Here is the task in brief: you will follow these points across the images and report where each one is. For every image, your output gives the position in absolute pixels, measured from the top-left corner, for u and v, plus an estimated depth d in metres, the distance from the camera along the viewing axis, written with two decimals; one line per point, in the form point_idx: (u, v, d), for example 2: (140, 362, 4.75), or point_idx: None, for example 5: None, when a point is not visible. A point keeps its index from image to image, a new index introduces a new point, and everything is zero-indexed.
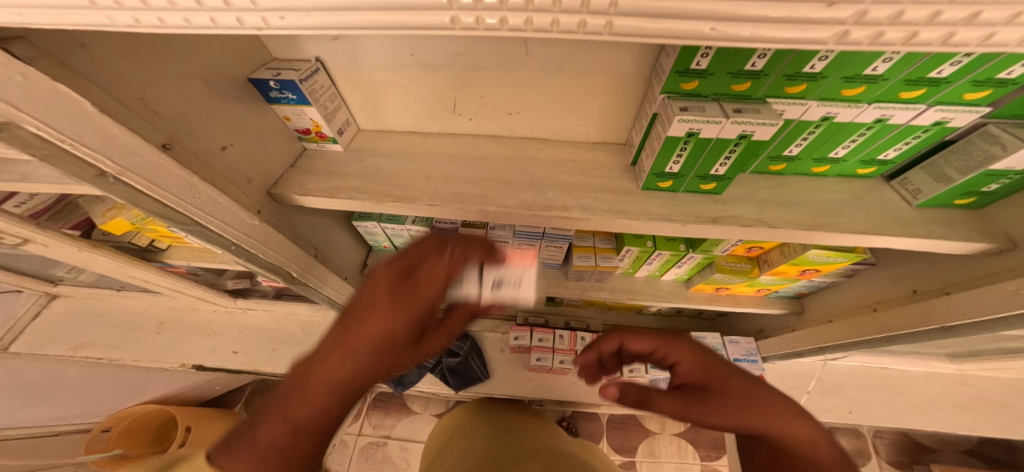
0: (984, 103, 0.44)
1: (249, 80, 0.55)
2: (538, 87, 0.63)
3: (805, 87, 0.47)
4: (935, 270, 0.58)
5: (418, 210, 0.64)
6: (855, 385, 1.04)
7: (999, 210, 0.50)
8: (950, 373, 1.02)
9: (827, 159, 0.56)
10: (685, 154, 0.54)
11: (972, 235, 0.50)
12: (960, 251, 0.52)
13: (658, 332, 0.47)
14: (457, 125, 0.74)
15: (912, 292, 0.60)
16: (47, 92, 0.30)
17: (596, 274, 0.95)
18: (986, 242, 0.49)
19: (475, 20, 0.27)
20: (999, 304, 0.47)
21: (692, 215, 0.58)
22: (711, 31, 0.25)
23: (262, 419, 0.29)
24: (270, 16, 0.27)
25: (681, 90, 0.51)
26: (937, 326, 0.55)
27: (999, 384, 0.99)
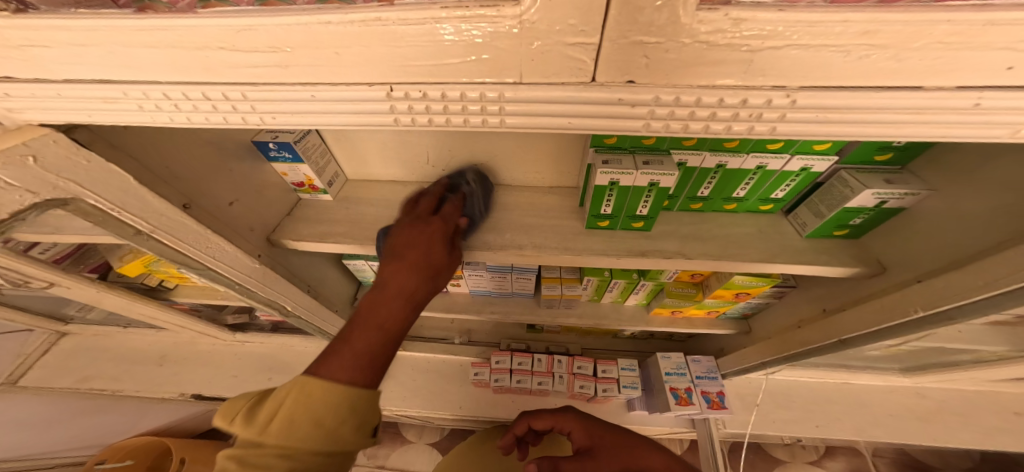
0: (834, 152, 0.59)
1: (253, 142, 0.63)
2: (493, 146, 0.73)
3: (695, 141, 0.61)
4: (834, 293, 0.72)
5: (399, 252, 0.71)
6: (817, 399, 1.13)
7: (872, 239, 0.65)
8: (908, 386, 1.13)
9: (733, 198, 0.71)
10: (613, 199, 0.66)
11: (849, 260, 0.65)
12: (845, 275, 0.66)
13: (558, 412, 0.76)
14: (431, 175, 0.83)
15: (822, 310, 0.74)
16: (100, 169, 0.42)
17: (565, 302, 1.06)
18: (857, 266, 0.64)
19: (410, 118, 0.39)
20: (871, 321, 0.61)
21: (626, 250, 0.71)
22: (571, 123, 0.38)
23: None
24: (266, 116, 0.38)
25: (605, 144, 0.65)
26: (836, 340, 0.69)
27: (949, 396, 1.11)
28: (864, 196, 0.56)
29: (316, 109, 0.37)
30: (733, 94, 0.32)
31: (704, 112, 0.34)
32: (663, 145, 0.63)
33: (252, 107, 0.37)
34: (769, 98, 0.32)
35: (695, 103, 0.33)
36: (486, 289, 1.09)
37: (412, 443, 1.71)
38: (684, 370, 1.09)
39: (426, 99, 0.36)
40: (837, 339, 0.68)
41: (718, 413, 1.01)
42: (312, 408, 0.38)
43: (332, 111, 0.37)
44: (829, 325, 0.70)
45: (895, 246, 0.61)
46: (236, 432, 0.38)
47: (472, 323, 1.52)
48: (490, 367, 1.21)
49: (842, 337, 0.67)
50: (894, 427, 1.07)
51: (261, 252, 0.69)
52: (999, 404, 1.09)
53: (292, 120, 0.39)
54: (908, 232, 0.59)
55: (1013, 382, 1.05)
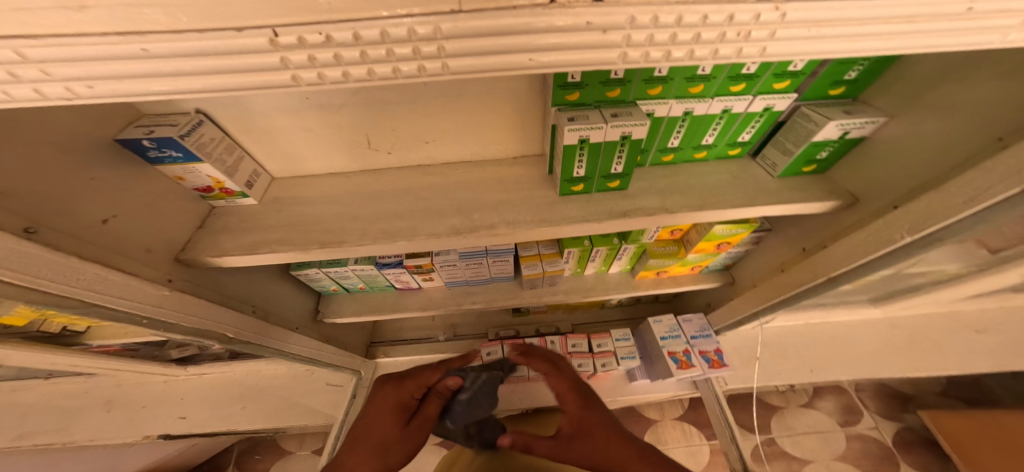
0: (793, 90, 0.59)
1: (115, 140, 0.48)
2: (440, 116, 0.63)
3: (661, 88, 0.57)
4: (814, 231, 0.72)
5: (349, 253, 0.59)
6: (806, 345, 1.21)
7: (836, 171, 0.66)
8: (881, 319, 1.22)
9: (702, 146, 0.69)
10: (585, 160, 0.60)
11: (824, 196, 0.64)
12: (823, 211, 0.66)
13: (558, 371, 0.72)
14: (376, 162, 0.69)
15: (803, 250, 0.75)
16: None
17: (548, 280, 1.02)
18: (834, 199, 0.63)
19: (318, 75, 0.29)
20: (858, 253, 0.60)
21: (607, 214, 0.66)
22: (532, 61, 0.30)
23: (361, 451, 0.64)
24: (99, 85, 0.27)
25: (567, 101, 0.59)
26: (824, 277, 0.69)
27: (916, 321, 1.21)
28: (829, 128, 0.56)
29: (184, 74, 0.27)
30: (717, 9, 0.27)
31: (686, 34, 0.29)
32: (628, 97, 0.59)
33: (45, 73, 0.25)
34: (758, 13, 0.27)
35: (675, 24, 0.27)
36: (463, 280, 1.01)
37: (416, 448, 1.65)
38: (678, 332, 1.10)
39: (333, 46, 0.26)
40: (825, 276, 0.68)
41: (719, 371, 1.04)
42: None
43: (200, 70, 0.27)
44: (815, 263, 0.70)
45: (858, 174, 0.62)
46: None
47: (456, 317, 1.46)
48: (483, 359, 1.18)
49: (829, 273, 0.67)
50: (865, 357, 1.17)
51: (172, 277, 0.56)
52: (962, 324, 1.19)
53: (144, 86, 0.27)
54: (869, 161, 0.60)
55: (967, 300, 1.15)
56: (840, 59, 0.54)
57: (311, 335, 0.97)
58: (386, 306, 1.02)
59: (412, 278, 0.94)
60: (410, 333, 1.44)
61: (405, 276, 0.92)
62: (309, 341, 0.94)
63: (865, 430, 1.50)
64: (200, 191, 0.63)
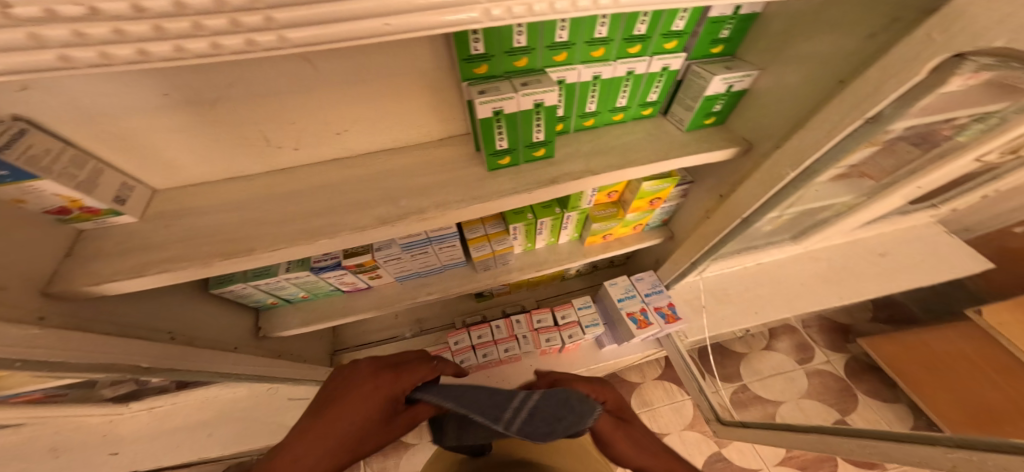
0: (681, 50, 0.65)
1: None
2: (338, 105, 0.57)
3: (566, 54, 0.60)
4: (725, 177, 0.79)
5: (263, 260, 0.54)
6: (746, 287, 1.33)
7: (733, 121, 0.73)
8: (806, 254, 1.38)
9: (618, 108, 0.73)
10: (505, 131, 0.60)
11: (725, 144, 0.71)
12: (727, 158, 0.72)
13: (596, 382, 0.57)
14: (280, 158, 0.62)
15: (720, 197, 0.81)
16: None
17: (500, 259, 1.03)
18: (733, 146, 0.70)
19: (100, 53, 0.21)
20: (761, 191, 0.66)
21: (536, 182, 0.66)
22: (388, 26, 0.27)
23: (315, 435, 0.43)
24: None
25: (477, 74, 0.58)
26: (739, 219, 0.76)
27: (834, 252, 1.38)
28: (715, 82, 0.64)
29: None
30: None
31: None
32: (536, 65, 0.60)
33: None
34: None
35: None
36: (414, 273, 0.99)
37: (412, 447, 1.64)
38: (632, 292, 1.16)
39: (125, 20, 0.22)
40: (740, 217, 0.75)
41: (675, 324, 1.10)
42: None
43: None
44: (731, 206, 0.76)
45: (749, 121, 0.69)
46: None
47: (421, 311, 1.44)
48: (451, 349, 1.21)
49: (741, 215, 0.74)
50: (795, 289, 1.33)
51: (44, 314, 0.46)
52: (869, 249, 1.38)
53: None
54: (754, 110, 0.67)
55: (869, 227, 1.33)
56: (712, 17, 0.60)
57: (257, 352, 0.91)
58: (338, 310, 0.98)
59: (357, 278, 0.91)
60: (375, 335, 1.40)
61: (349, 277, 0.88)
62: (249, 360, 0.87)
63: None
64: (53, 214, 0.50)
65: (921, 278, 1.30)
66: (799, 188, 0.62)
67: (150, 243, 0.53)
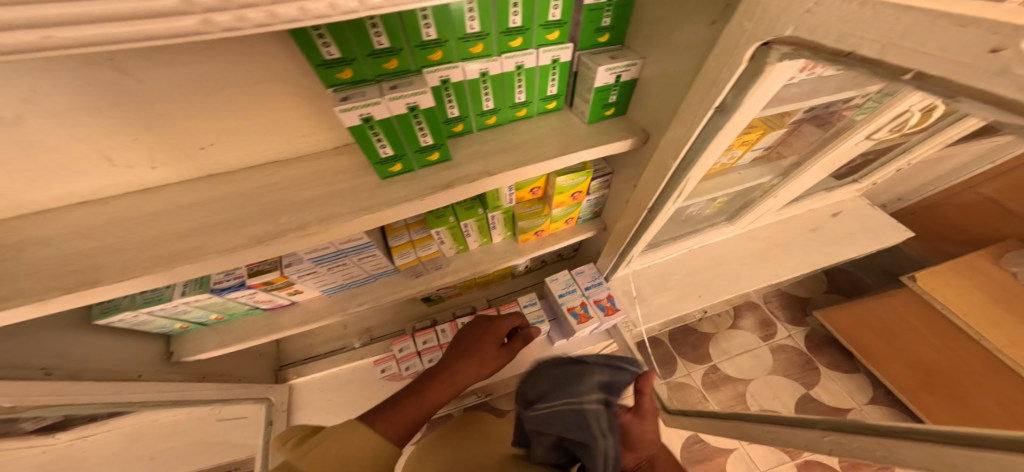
0: (568, 40, 0.63)
1: None
2: (192, 116, 0.53)
3: (440, 53, 0.55)
4: (634, 168, 0.79)
5: (115, 292, 0.50)
6: (689, 268, 1.35)
7: (632, 111, 0.72)
8: (743, 234, 1.41)
9: (518, 104, 0.71)
10: (385, 137, 0.56)
11: (625, 134, 0.71)
12: (629, 149, 0.72)
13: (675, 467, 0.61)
14: (143, 177, 0.58)
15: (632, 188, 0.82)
16: None
17: (432, 264, 1.00)
18: (633, 136, 0.70)
19: None
20: (657, 181, 0.66)
21: (431, 187, 0.63)
22: (48, 39, 0.21)
23: (450, 373, 0.58)
24: None
25: (342, 80, 0.51)
26: (648, 210, 0.76)
27: (771, 230, 1.42)
28: (603, 73, 0.62)
29: None
30: None
31: None
32: (410, 66, 0.54)
33: None
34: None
35: None
36: (339, 284, 0.95)
37: None
38: (573, 286, 1.16)
39: None
40: (647, 208, 0.75)
41: (613, 316, 1.11)
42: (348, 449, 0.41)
43: None
44: (639, 197, 0.75)
45: (644, 110, 0.69)
46: (292, 452, 0.41)
47: (370, 319, 1.40)
48: (396, 358, 1.19)
49: (647, 206, 0.74)
50: (739, 269, 1.35)
51: None
52: (804, 225, 1.42)
53: None
54: (646, 101, 0.67)
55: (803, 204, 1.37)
56: (589, 5, 0.58)
57: (172, 376, 0.89)
58: (261, 329, 0.94)
59: (273, 295, 0.86)
60: (323, 347, 1.36)
61: (261, 295, 0.84)
62: (161, 384, 0.84)
63: (783, 340, 1.80)
64: None
65: (853, 250, 1.36)
66: (689, 176, 0.62)
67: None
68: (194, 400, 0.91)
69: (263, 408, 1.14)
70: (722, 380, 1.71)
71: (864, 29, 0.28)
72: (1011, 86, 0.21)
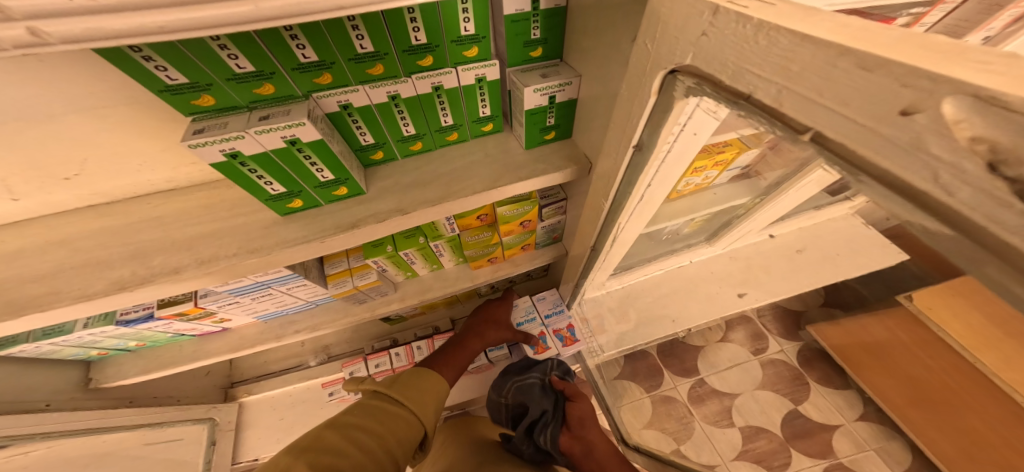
0: (491, 56, 0.56)
1: None
2: (49, 144, 0.47)
3: (329, 75, 0.48)
4: (582, 197, 0.71)
5: None
6: (661, 290, 1.28)
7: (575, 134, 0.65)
8: (724, 254, 1.33)
9: (445, 128, 0.64)
10: (266, 173, 0.50)
11: (565, 163, 0.63)
12: (570, 178, 0.65)
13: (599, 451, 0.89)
14: (7, 210, 0.51)
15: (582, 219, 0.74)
16: None
17: (375, 291, 0.93)
18: (572, 166, 0.62)
19: None
20: (595, 219, 0.59)
21: (335, 226, 0.57)
22: None
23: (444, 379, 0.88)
24: None
25: (204, 107, 0.44)
26: (592, 247, 0.68)
27: (753, 250, 1.33)
28: (530, 95, 0.54)
29: None
30: None
31: None
32: (294, 90, 0.47)
33: None
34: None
35: None
36: (273, 311, 0.90)
37: None
38: (533, 314, 1.11)
39: None
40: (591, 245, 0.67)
41: (573, 347, 1.05)
42: (419, 390, 0.68)
43: None
44: (584, 232, 0.68)
45: (586, 135, 0.61)
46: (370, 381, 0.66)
47: (328, 336, 1.36)
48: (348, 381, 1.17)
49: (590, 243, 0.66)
50: (715, 293, 1.28)
51: None
52: None
53: None
54: (587, 125, 0.59)
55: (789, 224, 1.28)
56: (510, 15, 0.49)
57: (88, 404, 0.85)
58: (185, 357, 0.88)
59: (197, 324, 0.81)
60: (278, 365, 1.32)
61: (181, 324, 0.78)
62: (72, 414, 0.80)
63: (774, 355, 1.54)
64: None
65: None
66: (627, 217, 0.54)
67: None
68: (117, 426, 0.87)
69: (205, 429, 1.10)
70: (708, 393, 1.58)
71: (758, 63, 0.19)
72: (915, 163, 0.15)
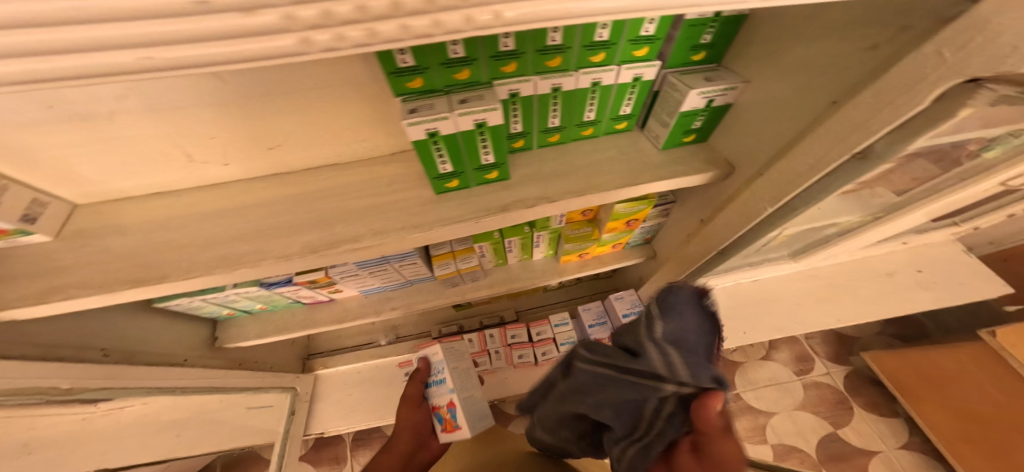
0: (655, 57, 0.56)
1: None
2: (265, 117, 0.52)
3: (515, 64, 0.51)
4: (705, 201, 0.72)
5: (183, 288, 0.50)
6: (736, 302, 1.25)
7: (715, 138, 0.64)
8: (804, 271, 1.29)
9: (586, 122, 0.65)
10: (447, 153, 0.54)
11: (706, 166, 0.63)
12: (706, 182, 0.65)
13: None
14: (214, 174, 0.58)
15: (700, 222, 0.75)
16: None
17: (470, 276, 0.97)
18: (713, 169, 0.62)
19: None
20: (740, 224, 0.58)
21: (486, 209, 0.60)
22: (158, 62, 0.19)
23: None
24: None
25: (413, 89, 0.50)
26: (718, 250, 0.68)
27: (837, 270, 1.28)
28: (693, 97, 0.55)
29: None
30: None
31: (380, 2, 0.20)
32: (483, 77, 0.52)
33: None
34: (466, 15, 0.23)
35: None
36: (377, 287, 0.95)
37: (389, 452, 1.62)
38: (604, 319, 1.18)
39: None
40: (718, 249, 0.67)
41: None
42: None
43: None
44: (710, 236, 0.68)
45: (732, 141, 0.61)
46: None
47: (397, 317, 1.41)
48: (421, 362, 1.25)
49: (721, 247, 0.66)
50: (795, 311, 1.23)
51: None
52: (876, 268, 1.28)
53: None
54: (737, 128, 0.58)
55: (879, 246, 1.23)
56: (690, 20, 0.50)
57: (213, 362, 0.92)
58: (297, 322, 0.95)
59: (315, 292, 0.87)
60: (351, 341, 1.39)
61: (305, 291, 0.84)
62: (202, 370, 0.86)
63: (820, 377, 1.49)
64: None
65: (932, 303, 1.20)
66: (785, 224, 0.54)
67: (59, 265, 0.48)
68: (231, 388, 0.92)
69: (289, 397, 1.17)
70: (744, 409, 1.43)
71: None
72: None
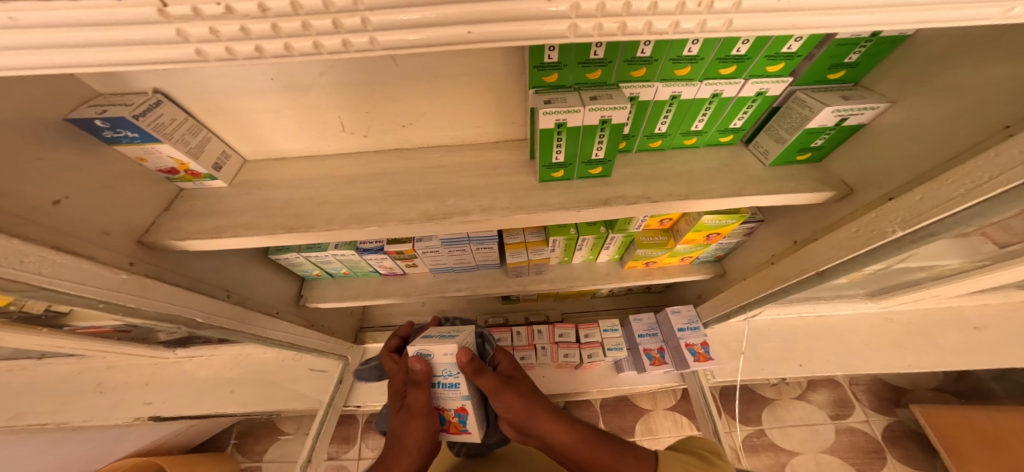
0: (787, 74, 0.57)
1: (66, 120, 0.42)
2: (410, 99, 0.58)
3: (645, 70, 0.54)
4: (806, 222, 0.70)
5: (320, 238, 0.57)
6: (798, 334, 1.19)
7: (833, 160, 0.64)
8: (878, 313, 1.20)
9: (691, 132, 0.66)
10: (564, 144, 0.57)
11: (819, 186, 0.62)
12: (817, 202, 0.64)
13: None
14: (352, 144, 0.65)
15: (794, 242, 0.73)
16: None
17: (534, 268, 1.00)
18: (829, 190, 0.61)
19: (211, 31, 0.24)
20: (852, 246, 0.57)
21: (587, 200, 0.62)
22: (470, 34, 0.26)
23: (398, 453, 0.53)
24: None
25: (546, 83, 0.54)
26: (814, 272, 0.66)
27: (917, 316, 1.19)
28: (824, 115, 0.54)
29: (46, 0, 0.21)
30: None
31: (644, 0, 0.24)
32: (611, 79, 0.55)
33: None
34: (701, 21, 0.27)
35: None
36: (448, 267, 1.00)
37: None
38: (655, 330, 1.15)
39: (235, 17, 0.23)
40: (815, 271, 0.66)
41: (704, 364, 1.02)
42: None
43: None
44: (807, 257, 0.67)
45: (855, 164, 0.60)
46: None
47: (445, 302, 1.47)
48: None
49: (817, 268, 0.64)
50: (864, 353, 1.15)
51: (134, 260, 0.51)
52: (963, 321, 1.17)
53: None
54: (867, 149, 0.57)
55: (971, 296, 1.13)
56: (838, 39, 0.51)
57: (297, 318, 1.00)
58: (370, 291, 1.02)
59: (395, 264, 0.94)
60: (399, 318, 1.45)
61: (388, 261, 0.91)
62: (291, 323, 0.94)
63: (855, 423, 1.33)
64: (165, 173, 0.56)
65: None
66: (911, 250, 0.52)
67: (235, 206, 0.57)
68: (304, 346, 1.00)
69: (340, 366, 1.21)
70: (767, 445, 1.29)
71: None
72: None
